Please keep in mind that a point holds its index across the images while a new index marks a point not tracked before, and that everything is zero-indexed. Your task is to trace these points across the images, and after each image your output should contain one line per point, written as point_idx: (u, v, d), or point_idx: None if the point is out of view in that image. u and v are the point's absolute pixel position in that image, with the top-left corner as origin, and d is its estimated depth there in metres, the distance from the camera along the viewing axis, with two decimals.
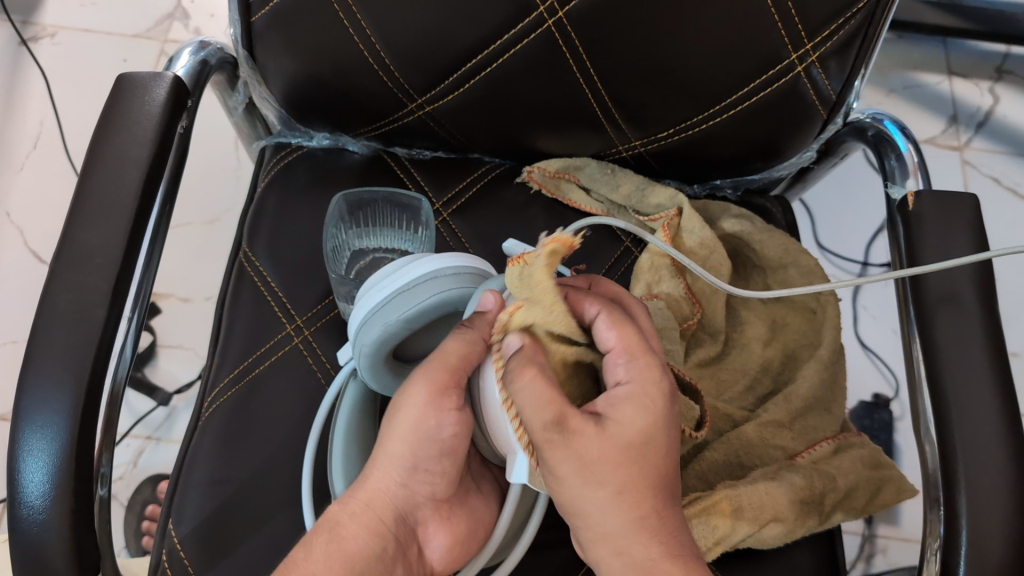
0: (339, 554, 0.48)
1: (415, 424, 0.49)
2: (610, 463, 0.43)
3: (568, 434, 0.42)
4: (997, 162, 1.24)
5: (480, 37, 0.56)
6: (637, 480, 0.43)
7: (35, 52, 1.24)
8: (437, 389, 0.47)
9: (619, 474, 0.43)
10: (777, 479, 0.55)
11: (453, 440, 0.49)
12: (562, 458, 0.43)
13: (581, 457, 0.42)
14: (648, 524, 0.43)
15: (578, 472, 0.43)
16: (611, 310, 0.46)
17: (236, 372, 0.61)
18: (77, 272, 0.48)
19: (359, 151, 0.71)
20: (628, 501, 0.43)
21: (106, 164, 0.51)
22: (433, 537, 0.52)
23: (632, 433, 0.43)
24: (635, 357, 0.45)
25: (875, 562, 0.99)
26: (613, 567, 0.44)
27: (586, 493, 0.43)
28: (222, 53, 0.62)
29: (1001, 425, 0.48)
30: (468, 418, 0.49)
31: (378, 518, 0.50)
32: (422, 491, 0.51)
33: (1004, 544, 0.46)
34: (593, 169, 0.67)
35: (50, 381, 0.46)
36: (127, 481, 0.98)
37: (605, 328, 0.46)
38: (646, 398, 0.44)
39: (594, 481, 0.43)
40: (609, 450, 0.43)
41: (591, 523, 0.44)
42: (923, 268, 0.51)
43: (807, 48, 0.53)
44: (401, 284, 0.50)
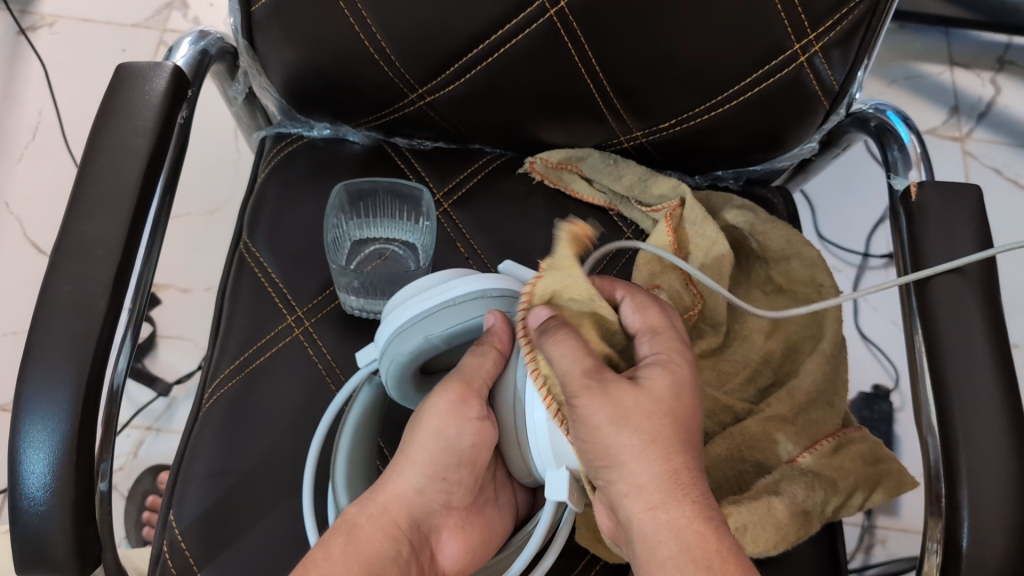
0: (357, 555, 0.48)
1: (437, 432, 0.50)
2: (643, 412, 0.44)
3: (606, 383, 0.44)
4: (998, 154, 1.23)
5: (482, 27, 0.55)
6: (667, 429, 0.44)
7: (34, 42, 1.23)
8: (458, 397, 0.50)
9: (652, 424, 0.44)
10: (779, 493, 0.55)
11: (472, 450, 0.51)
12: (599, 405, 0.44)
13: (615, 404, 0.43)
14: (679, 477, 0.43)
15: (613, 419, 0.43)
16: (636, 294, 0.49)
17: (237, 363, 0.61)
18: (78, 264, 0.48)
19: (360, 142, 0.70)
20: (659, 452, 0.44)
21: (106, 155, 0.51)
22: (447, 543, 0.53)
23: (663, 388, 0.45)
24: (658, 331, 0.48)
25: (874, 552, 1.00)
26: (644, 525, 0.43)
27: (620, 439, 0.43)
28: (222, 43, 0.61)
29: (1003, 418, 0.48)
30: (487, 429, 0.50)
31: (393, 522, 0.50)
32: (438, 499, 0.52)
33: (1006, 537, 0.46)
34: (595, 160, 0.67)
35: (51, 373, 0.46)
36: (127, 471, 0.98)
37: (629, 311, 0.49)
38: (671, 364, 0.46)
39: (628, 429, 0.44)
40: (644, 401, 0.44)
41: (625, 476, 0.44)
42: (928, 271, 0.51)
43: (810, 38, 0.52)
44: (449, 298, 0.49)
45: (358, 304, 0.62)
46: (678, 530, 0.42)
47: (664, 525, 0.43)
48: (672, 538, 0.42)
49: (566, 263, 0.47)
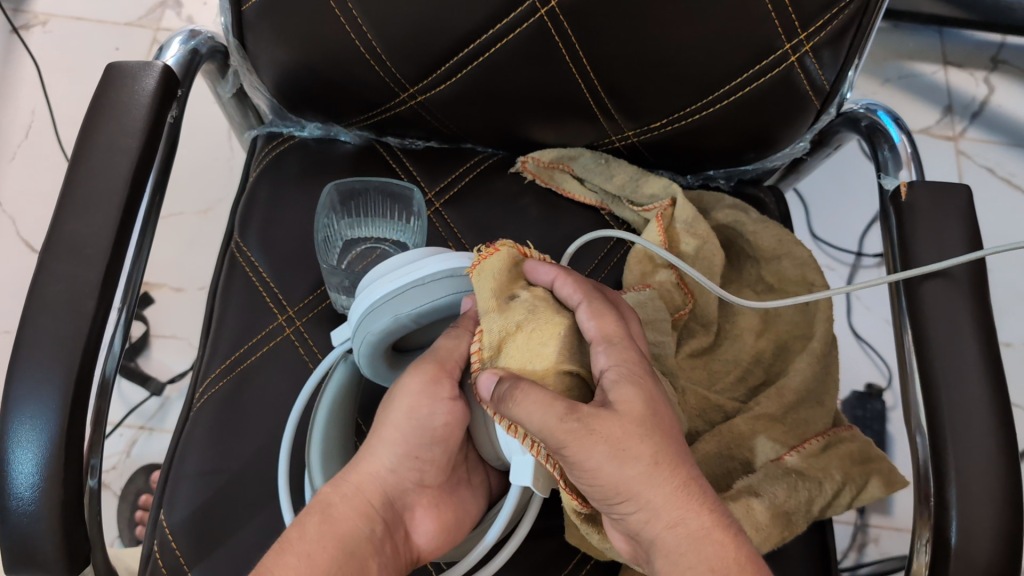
0: (332, 533, 0.48)
1: (409, 411, 0.50)
2: (637, 438, 0.43)
3: (586, 419, 0.42)
4: (992, 153, 1.24)
5: (473, 26, 0.55)
6: (663, 445, 0.43)
7: (27, 41, 1.23)
8: (431, 378, 0.49)
9: (648, 446, 0.43)
10: (759, 494, 0.55)
11: (444, 429, 0.50)
12: (589, 447, 0.42)
13: (607, 442, 0.42)
14: (692, 489, 0.43)
15: (611, 457, 0.42)
16: (591, 300, 0.48)
17: (228, 362, 0.61)
18: (68, 263, 0.48)
19: (351, 141, 0.70)
20: (666, 472, 0.43)
21: (95, 154, 0.51)
22: (421, 522, 0.52)
23: (638, 406, 0.43)
24: (615, 340, 0.46)
25: (867, 551, 1.00)
26: (665, 541, 0.43)
27: (624, 473, 0.42)
28: (212, 42, 0.61)
29: (991, 417, 0.48)
30: (460, 409, 0.50)
31: (367, 501, 0.50)
32: (411, 477, 0.51)
33: (993, 535, 0.46)
34: (587, 159, 0.67)
35: (40, 372, 0.46)
36: (120, 471, 0.98)
37: (586, 317, 0.47)
38: (635, 375, 0.45)
39: (629, 460, 0.42)
40: (629, 426, 0.43)
41: (641, 505, 0.43)
42: (914, 270, 0.52)
43: (801, 38, 0.52)
44: (421, 275, 0.50)
45: (349, 304, 0.62)
46: (696, 542, 0.43)
47: (685, 539, 0.43)
48: (692, 549, 0.43)
49: (490, 304, 0.46)
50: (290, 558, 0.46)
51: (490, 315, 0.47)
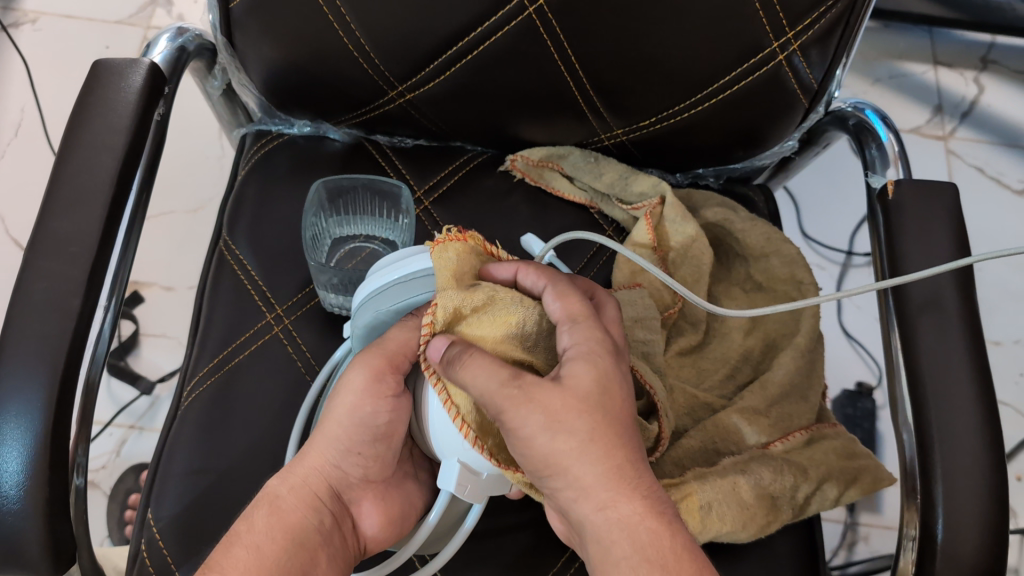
0: (280, 525, 0.50)
1: (351, 410, 0.51)
2: (575, 413, 0.43)
3: (525, 386, 0.43)
4: (982, 152, 1.24)
5: (462, 24, 0.55)
6: (604, 428, 0.43)
7: (16, 39, 1.22)
8: (373, 375, 0.50)
9: (586, 420, 0.43)
10: (746, 472, 0.55)
11: (387, 426, 0.52)
12: (523, 412, 0.43)
13: (544, 410, 0.43)
14: (624, 473, 0.43)
15: (545, 425, 0.43)
16: (556, 282, 0.47)
17: (216, 361, 0.60)
18: (53, 261, 0.48)
19: (340, 139, 0.70)
20: (599, 451, 0.43)
21: (81, 153, 0.51)
22: (366, 516, 0.54)
23: (588, 384, 0.43)
24: (577, 319, 0.46)
25: (857, 549, 1.00)
26: (597, 524, 0.43)
27: (556, 444, 0.43)
28: (201, 40, 0.61)
29: (976, 414, 0.49)
30: (403, 406, 0.51)
31: (313, 493, 0.52)
32: (354, 473, 0.53)
33: (979, 532, 0.46)
34: (577, 158, 0.67)
35: (25, 371, 0.45)
36: (110, 470, 0.98)
37: (551, 300, 0.47)
38: (595, 355, 0.45)
39: (562, 431, 0.43)
40: (570, 400, 0.43)
41: (569, 481, 0.43)
42: (910, 277, 0.50)
43: (789, 36, 0.53)
44: (400, 273, 0.49)
45: (338, 301, 0.62)
46: (630, 530, 0.43)
47: (616, 524, 0.43)
48: (625, 536, 0.43)
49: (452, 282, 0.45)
50: (238, 551, 0.48)
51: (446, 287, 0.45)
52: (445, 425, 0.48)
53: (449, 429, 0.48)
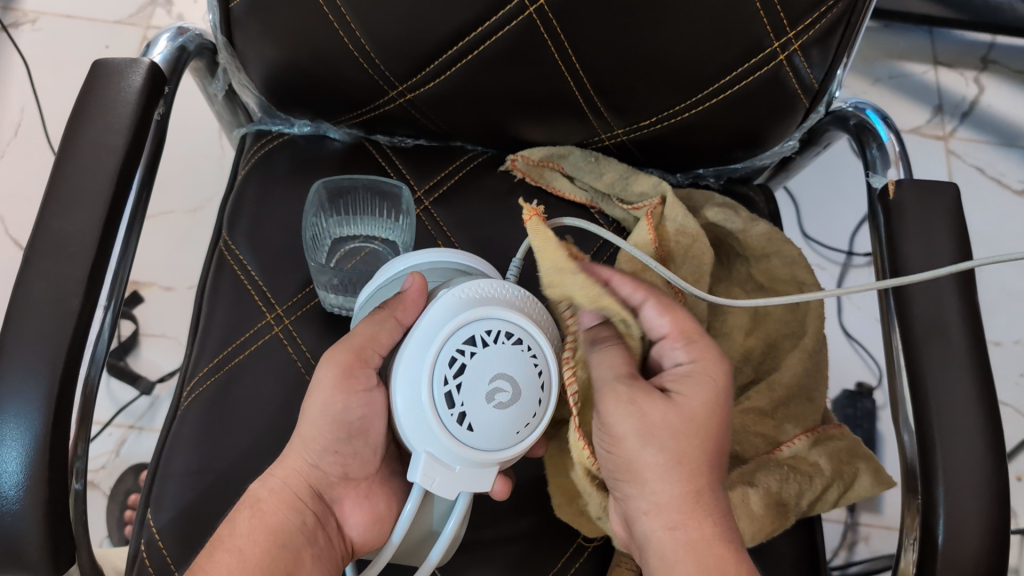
0: (262, 527, 0.51)
1: (323, 407, 0.52)
2: (670, 430, 0.46)
3: (636, 392, 0.47)
4: (982, 152, 1.24)
5: (462, 23, 0.55)
6: (689, 447, 0.46)
7: (16, 39, 1.22)
8: (344, 370, 0.51)
9: (678, 443, 0.46)
10: (754, 484, 0.55)
11: (361, 422, 0.53)
12: (626, 413, 0.47)
13: (642, 417, 0.46)
14: (700, 499, 0.46)
15: (639, 432, 0.46)
16: (658, 297, 0.51)
17: (216, 361, 0.60)
18: (53, 261, 0.48)
19: (340, 138, 0.70)
20: (683, 472, 0.46)
21: (81, 153, 0.51)
22: (351, 514, 0.56)
23: (695, 406, 0.47)
24: (692, 338, 0.50)
25: (857, 549, 1.00)
26: (662, 541, 0.46)
27: (644, 457, 0.46)
28: (201, 39, 0.61)
29: (978, 414, 0.49)
30: (376, 400, 0.52)
31: (295, 494, 0.53)
32: (333, 472, 0.54)
33: (980, 532, 0.46)
34: (577, 157, 0.67)
35: (24, 371, 0.45)
36: (109, 470, 0.97)
37: (655, 314, 0.51)
38: (706, 374, 0.48)
39: (653, 445, 0.46)
40: (672, 417, 0.46)
41: (645, 492, 0.47)
42: (909, 279, 0.50)
43: (790, 36, 0.53)
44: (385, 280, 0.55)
45: (337, 301, 0.62)
46: (694, 551, 0.45)
47: (680, 543, 0.46)
48: (689, 555, 0.45)
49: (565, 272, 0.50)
50: (221, 556, 0.49)
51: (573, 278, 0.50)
52: (412, 419, 0.48)
53: (416, 421, 0.47)
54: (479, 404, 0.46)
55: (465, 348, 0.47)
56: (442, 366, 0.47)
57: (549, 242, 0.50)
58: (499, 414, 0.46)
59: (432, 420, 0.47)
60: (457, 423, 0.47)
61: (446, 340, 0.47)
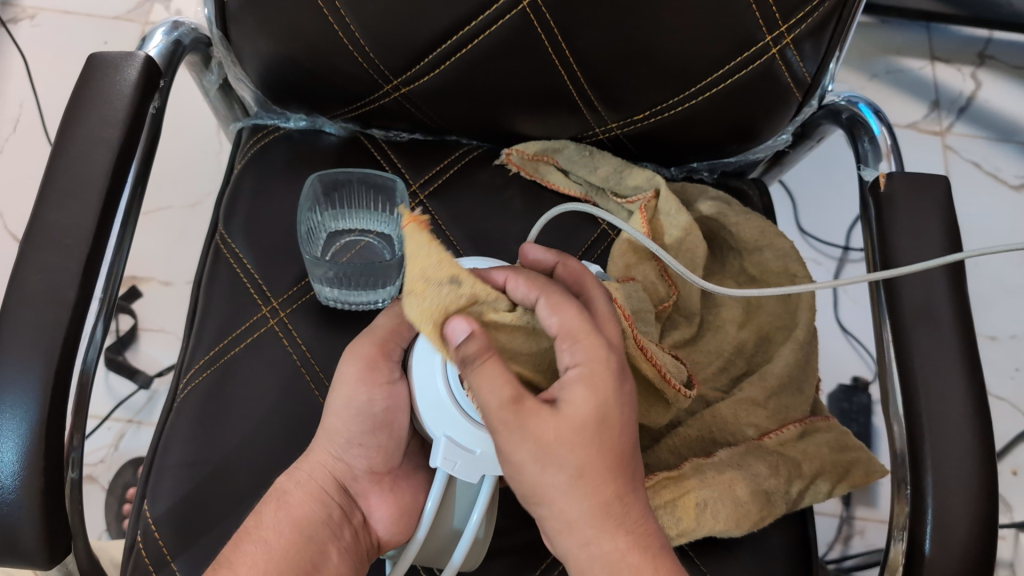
0: (289, 519, 0.52)
1: (347, 400, 0.53)
2: (564, 448, 0.43)
3: (523, 414, 0.43)
4: (978, 147, 1.24)
5: (456, 17, 0.56)
6: (598, 464, 0.43)
7: (15, 34, 1.23)
8: (367, 363, 0.53)
9: (576, 457, 0.43)
10: (742, 468, 0.56)
11: (385, 414, 0.54)
12: (518, 440, 0.43)
13: (535, 441, 0.43)
14: (611, 509, 0.44)
15: (535, 456, 0.43)
16: (551, 295, 0.46)
17: (212, 353, 0.61)
18: (49, 254, 0.48)
19: (335, 133, 0.70)
20: (586, 489, 0.43)
21: (76, 145, 0.51)
22: (376, 508, 0.57)
23: (583, 414, 0.43)
24: (578, 337, 0.44)
25: (852, 543, 1.01)
26: (579, 559, 0.45)
27: (546, 477, 0.43)
28: (196, 34, 0.61)
29: (967, 406, 0.49)
30: (399, 392, 0.53)
31: (320, 487, 0.54)
32: (358, 465, 0.55)
33: (968, 522, 0.47)
34: (571, 152, 0.67)
35: (20, 362, 0.46)
36: (108, 464, 0.98)
37: (546, 313, 0.45)
38: (596, 378, 0.43)
39: (551, 467, 0.43)
40: (562, 430, 0.43)
41: (553, 512, 0.44)
42: (901, 270, 0.51)
43: (781, 30, 0.53)
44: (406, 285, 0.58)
45: (332, 295, 0.62)
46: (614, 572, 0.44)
47: (599, 562, 0.44)
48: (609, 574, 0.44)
49: (418, 287, 0.44)
50: (246, 546, 0.50)
51: (411, 297, 0.45)
52: (429, 404, 0.50)
53: (434, 405, 0.50)
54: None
55: None
56: None
57: (420, 249, 0.43)
58: None
59: (450, 402, 0.50)
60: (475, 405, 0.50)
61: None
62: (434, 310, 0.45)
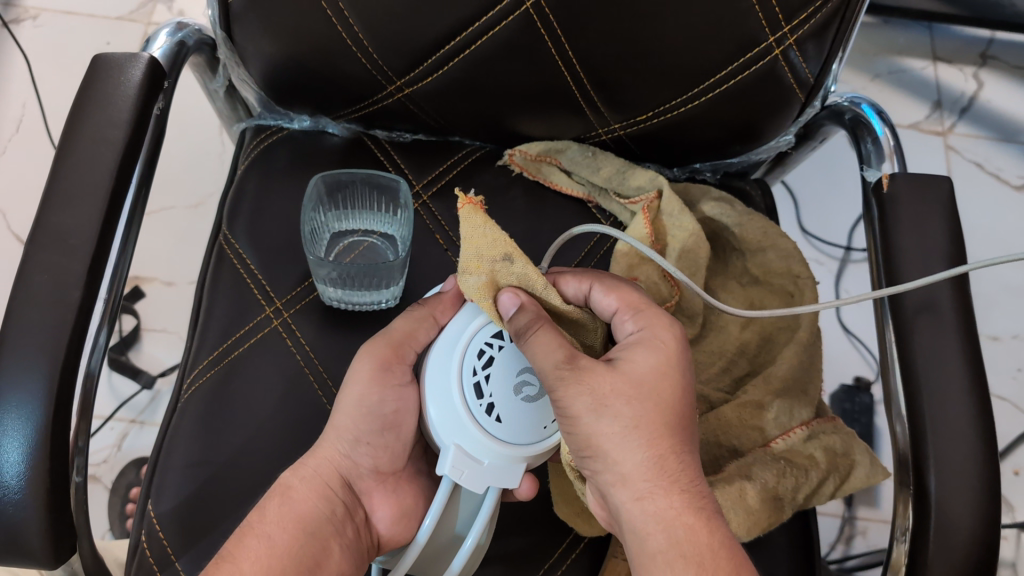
0: (291, 516, 0.52)
1: (359, 399, 0.54)
2: (622, 398, 0.46)
3: (579, 370, 0.46)
4: (980, 147, 1.24)
5: (459, 19, 0.56)
6: (653, 416, 0.46)
7: (17, 35, 1.23)
8: (381, 364, 0.53)
9: (632, 408, 0.46)
10: (751, 477, 0.56)
11: (394, 415, 0.55)
12: (576, 391, 0.46)
13: (592, 392, 0.46)
14: (665, 465, 0.46)
15: (591, 407, 0.46)
16: (602, 281, 0.52)
17: (216, 353, 0.61)
18: (54, 254, 0.48)
19: (339, 134, 0.70)
20: (641, 439, 0.46)
21: (81, 146, 0.51)
22: (379, 506, 0.57)
23: (645, 369, 0.47)
24: (638, 309, 0.50)
25: (854, 544, 1.01)
26: (632, 514, 0.46)
27: (600, 427, 0.46)
28: (200, 35, 0.61)
29: (971, 406, 0.49)
30: (408, 396, 0.55)
31: (325, 483, 0.54)
32: (364, 462, 0.55)
33: (971, 523, 0.47)
34: (574, 152, 0.67)
35: (25, 362, 0.46)
36: (111, 464, 0.98)
37: (602, 295, 0.51)
38: (656, 341, 0.48)
39: (607, 416, 0.46)
40: (621, 384, 0.46)
41: (608, 466, 0.46)
42: (901, 288, 0.50)
43: (785, 31, 0.53)
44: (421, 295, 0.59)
45: (336, 295, 0.62)
46: (665, 524, 0.45)
47: (651, 516, 0.45)
48: (659, 529, 0.45)
49: (473, 267, 0.50)
50: (250, 541, 0.50)
51: (467, 275, 0.50)
52: (441, 413, 0.50)
53: (446, 415, 0.50)
54: (506, 396, 0.50)
55: (493, 343, 0.51)
56: (471, 358, 0.51)
57: (474, 228, 0.49)
58: (526, 406, 0.51)
59: (462, 414, 0.50)
60: (485, 414, 0.50)
61: (474, 335, 0.51)
62: (489, 286, 0.50)
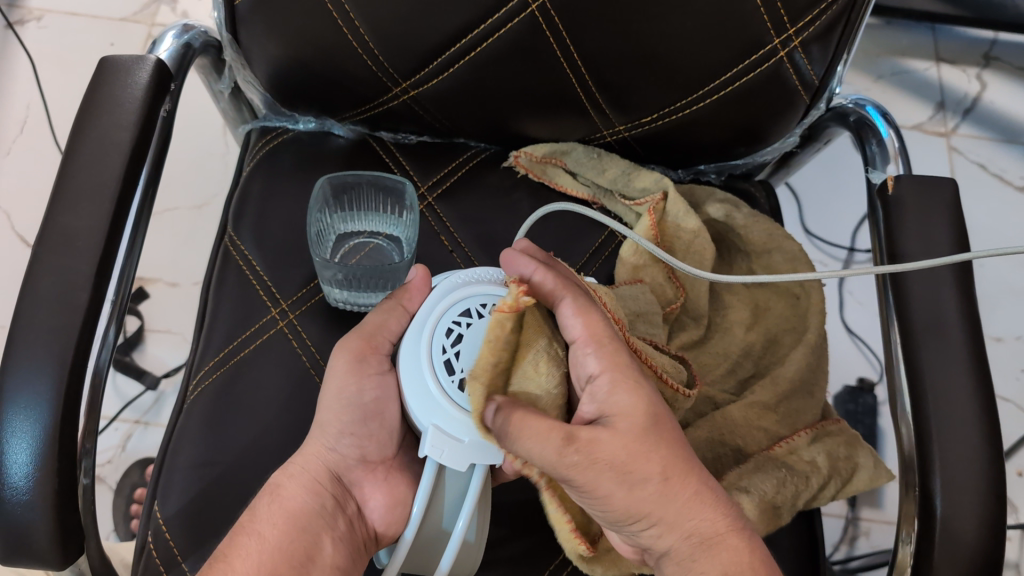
0: (281, 511, 0.52)
1: (337, 392, 0.54)
2: (652, 455, 0.45)
3: (580, 445, 0.44)
4: (984, 149, 1.24)
5: (465, 21, 0.56)
6: (677, 459, 0.46)
7: (21, 36, 1.23)
8: (355, 356, 0.53)
9: (655, 461, 0.45)
10: (748, 490, 0.56)
11: (375, 404, 0.55)
12: (598, 474, 0.45)
13: (611, 466, 0.44)
14: (703, 496, 0.47)
15: (617, 481, 0.45)
16: (574, 300, 0.49)
17: (221, 355, 0.61)
18: (62, 256, 0.48)
19: (344, 135, 0.71)
20: (676, 483, 0.46)
21: (88, 149, 0.51)
22: (371, 497, 0.57)
23: (635, 417, 0.46)
24: (602, 343, 0.47)
25: (857, 544, 1.01)
26: (681, 549, 0.47)
27: (640, 494, 0.45)
28: (206, 36, 0.62)
29: (976, 408, 0.49)
30: (389, 383, 0.55)
31: (315, 479, 0.54)
32: (352, 455, 0.56)
33: (977, 525, 0.47)
34: (579, 154, 0.67)
35: (34, 364, 0.46)
36: (116, 464, 0.98)
37: (570, 315, 0.48)
38: (624, 380, 0.47)
39: (639, 479, 0.45)
40: (630, 441, 0.45)
41: (654, 521, 0.46)
42: (905, 267, 0.51)
43: (790, 33, 0.53)
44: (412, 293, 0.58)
45: (342, 296, 0.62)
46: (716, 549, 0.46)
47: (698, 542, 0.46)
48: (710, 554, 0.46)
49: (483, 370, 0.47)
50: (244, 540, 0.50)
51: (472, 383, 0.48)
52: (416, 395, 0.51)
53: (420, 396, 0.51)
54: None
55: (461, 320, 0.52)
56: (440, 337, 0.52)
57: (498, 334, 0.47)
58: None
59: (435, 391, 0.50)
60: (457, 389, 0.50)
61: (442, 314, 0.52)
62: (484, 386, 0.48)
